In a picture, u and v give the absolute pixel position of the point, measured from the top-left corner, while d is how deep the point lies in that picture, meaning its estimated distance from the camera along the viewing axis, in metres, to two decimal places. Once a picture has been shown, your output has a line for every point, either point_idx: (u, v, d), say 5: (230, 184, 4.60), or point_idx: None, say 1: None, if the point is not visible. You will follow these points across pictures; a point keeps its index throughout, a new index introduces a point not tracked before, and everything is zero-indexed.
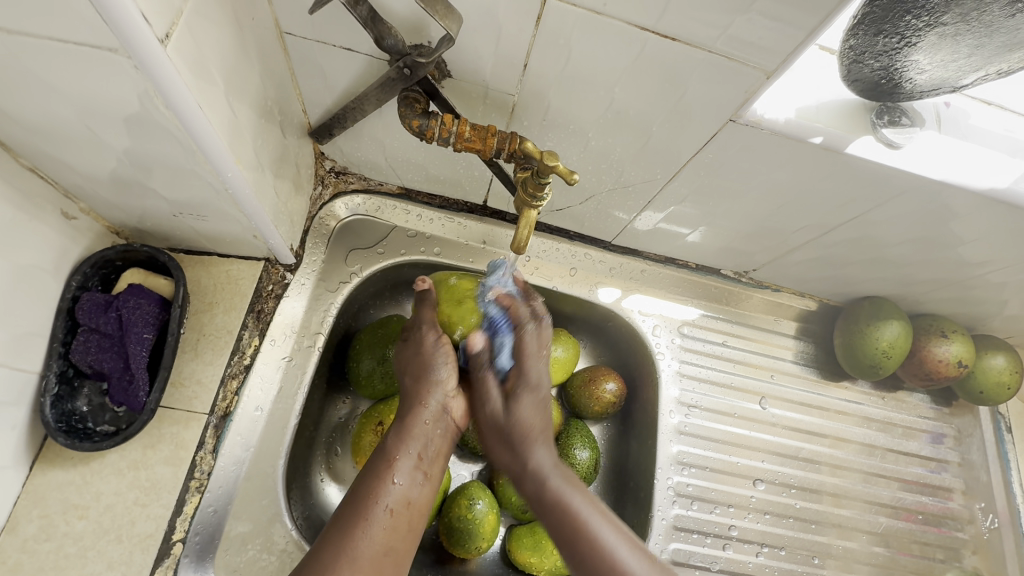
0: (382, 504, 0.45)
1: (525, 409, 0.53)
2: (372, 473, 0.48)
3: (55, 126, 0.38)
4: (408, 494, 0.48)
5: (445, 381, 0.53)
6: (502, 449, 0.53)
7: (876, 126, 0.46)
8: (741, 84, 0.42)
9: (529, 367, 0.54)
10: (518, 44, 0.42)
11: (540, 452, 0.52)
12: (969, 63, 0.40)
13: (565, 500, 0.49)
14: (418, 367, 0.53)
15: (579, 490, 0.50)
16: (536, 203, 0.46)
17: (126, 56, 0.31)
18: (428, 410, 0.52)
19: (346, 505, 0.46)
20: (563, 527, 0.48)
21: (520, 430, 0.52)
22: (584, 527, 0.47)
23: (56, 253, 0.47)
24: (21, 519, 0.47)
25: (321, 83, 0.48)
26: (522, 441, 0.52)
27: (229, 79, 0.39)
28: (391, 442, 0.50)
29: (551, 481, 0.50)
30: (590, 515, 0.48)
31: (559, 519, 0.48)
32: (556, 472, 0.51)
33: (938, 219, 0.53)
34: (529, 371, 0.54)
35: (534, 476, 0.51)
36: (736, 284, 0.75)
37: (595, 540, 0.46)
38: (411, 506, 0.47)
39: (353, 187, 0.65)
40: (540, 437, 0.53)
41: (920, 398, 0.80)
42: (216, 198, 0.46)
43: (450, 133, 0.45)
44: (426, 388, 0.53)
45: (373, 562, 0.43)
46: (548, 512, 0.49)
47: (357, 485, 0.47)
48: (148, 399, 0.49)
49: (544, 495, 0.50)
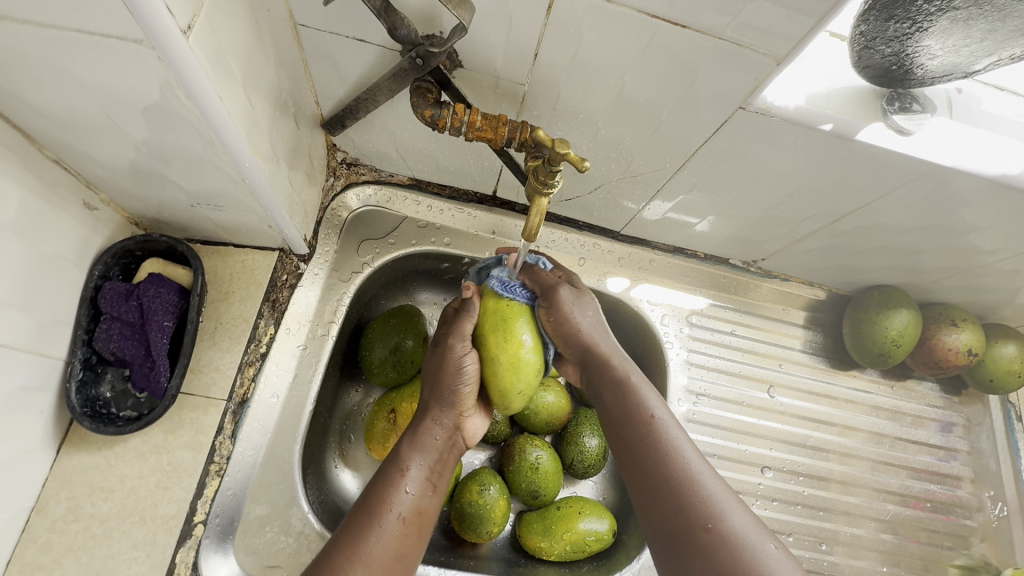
0: (395, 508, 0.45)
1: (594, 317, 0.54)
2: (383, 481, 0.47)
3: (79, 118, 0.39)
4: (419, 502, 0.47)
5: (460, 401, 0.53)
6: (570, 339, 0.54)
7: (886, 113, 0.46)
8: (751, 70, 0.42)
9: (586, 295, 0.56)
10: (528, 33, 0.42)
11: (611, 349, 0.53)
12: (982, 47, 0.40)
13: (636, 389, 0.49)
14: (439, 380, 0.53)
15: (657, 396, 0.49)
16: (547, 190, 0.46)
17: (150, 48, 0.31)
18: (440, 425, 0.52)
19: (357, 509, 0.45)
20: (630, 408, 0.47)
21: (589, 332, 0.53)
22: (648, 416, 0.46)
23: (79, 242, 0.49)
24: (49, 500, 0.49)
25: (334, 74, 0.49)
26: (590, 337, 0.53)
27: (247, 71, 0.40)
28: (403, 453, 0.50)
29: (628, 378, 0.50)
30: (662, 416, 0.46)
31: (625, 401, 0.48)
32: (635, 371, 0.51)
33: (948, 206, 0.53)
34: (586, 298, 0.56)
35: (610, 364, 0.52)
36: (744, 273, 0.75)
37: (659, 428, 0.45)
38: (422, 516, 0.47)
39: (364, 178, 0.65)
40: (612, 346, 0.53)
41: (929, 388, 0.80)
42: (232, 188, 0.47)
43: (462, 123, 0.46)
44: (444, 403, 0.53)
45: (385, 567, 0.42)
46: (617, 396, 0.49)
47: (370, 491, 0.47)
48: (169, 385, 0.51)
49: (615, 384, 0.50)
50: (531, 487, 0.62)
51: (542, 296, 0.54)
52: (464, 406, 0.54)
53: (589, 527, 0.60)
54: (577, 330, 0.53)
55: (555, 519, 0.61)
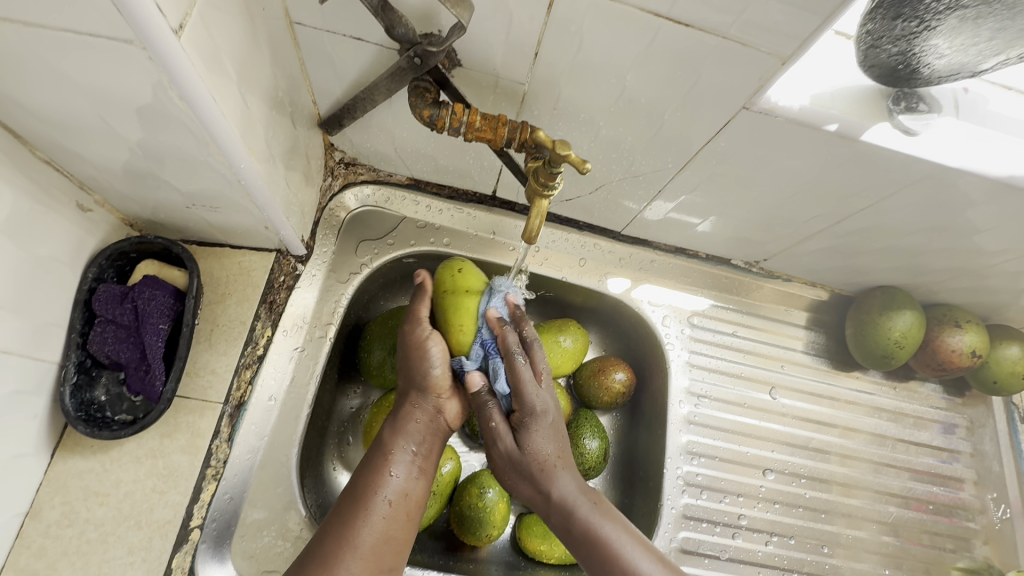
0: (380, 495, 0.46)
1: (546, 445, 0.49)
2: (369, 467, 0.48)
3: (70, 118, 0.38)
4: (406, 486, 0.47)
5: (435, 384, 0.52)
6: (523, 483, 0.49)
7: (892, 113, 0.45)
8: (755, 70, 0.41)
9: (535, 426, 0.49)
10: (529, 31, 0.42)
11: (567, 488, 0.48)
12: (991, 46, 0.39)
13: (598, 531, 0.46)
14: (410, 365, 0.53)
15: (611, 516, 0.47)
16: (547, 192, 0.45)
17: (141, 48, 0.31)
18: (419, 408, 0.51)
19: (344, 499, 0.46)
20: (598, 555, 0.45)
21: (540, 466, 0.48)
22: (618, 557, 0.45)
23: (72, 244, 0.48)
24: (44, 505, 0.48)
25: (331, 73, 0.48)
26: (542, 475, 0.48)
27: (241, 70, 0.39)
28: (385, 437, 0.50)
29: (580, 515, 0.47)
30: (624, 542, 0.45)
31: (592, 552, 0.45)
32: (584, 501, 0.47)
33: (953, 207, 0.53)
34: (536, 427, 0.49)
35: (562, 508, 0.47)
36: (746, 274, 0.74)
37: (633, 569, 0.44)
38: (411, 499, 0.47)
39: (362, 178, 0.65)
40: (567, 475, 0.48)
41: (932, 389, 0.79)
42: (228, 189, 0.46)
43: (461, 123, 0.45)
44: (416, 387, 0.52)
45: (374, 551, 0.44)
46: (580, 544, 0.46)
47: (357, 478, 0.47)
48: (164, 389, 0.50)
49: (571, 532, 0.47)
50: None
51: (491, 446, 0.51)
52: (439, 389, 0.52)
53: None
54: (528, 476, 0.49)
55: None
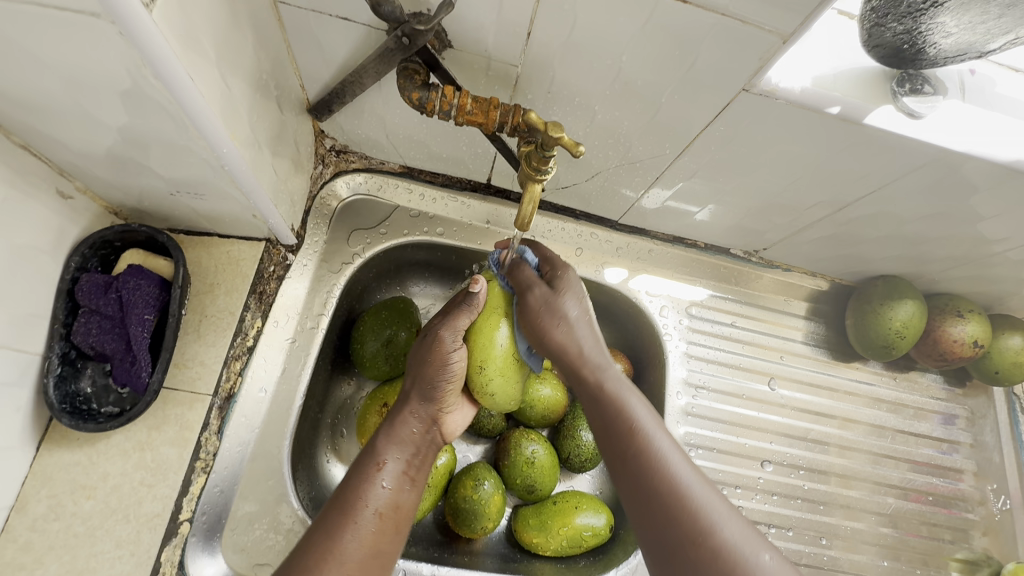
0: (370, 504, 0.44)
1: (575, 303, 0.48)
2: (360, 474, 0.47)
3: (44, 100, 0.37)
4: (397, 497, 0.47)
5: (439, 395, 0.52)
6: (549, 335, 0.48)
7: (896, 95, 0.44)
8: (755, 49, 0.40)
9: (568, 280, 0.50)
10: (520, 10, 0.40)
11: (587, 340, 0.48)
12: (999, 24, 0.38)
13: (620, 395, 0.45)
14: (419, 372, 0.51)
15: (636, 394, 0.46)
16: (540, 177, 0.44)
17: (109, 23, 0.29)
18: (417, 417, 0.51)
19: (331, 507, 0.44)
20: (615, 420, 0.44)
21: (564, 317, 0.48)
22: (634, 425, 0.43)
23: (54, 232, 0.47)
24: (29, 499, 0.47)
25: (319, 56, 0.47)
26: (562, 325, 0.48)
27: (221, 50, 0.38)
28: (379, 445, 0.49)
29: (608, 380, 0.46)
30: (646, 419, 0.43)
31: (612, 416, 0.44)
32: (609, 364, 0.47)
33: (957, 194, 0.52)
34: (565, 279, 0.50)
35: (591, 368, 0.47)
36: (746, 263, 0.73)
37: (648, 440, 0.42)
38: (401, 509, 0.46)
39: (354, 166, 0.63)
40: (594, 336, 0.48)
41: (933, 379, 0.78)
42: (212, 175, 0.44)
43: (451, 106, 0.44)
44: (420, 397, 0.51)
45: (362, 565, 0.42)
46: (601, 405, 0.45)
47: (345, 485, 0.46)
48: (151, 380, 0.49)
49: (599, 394, 0.46)
50: (527, 481, 0.61)
51: (523, 296, 0.49)
52: (443, 400, 0.52)
53: (586, 522, 0.59)
54: (552, 317, 0.48)
55: (552, 514, 0.59)
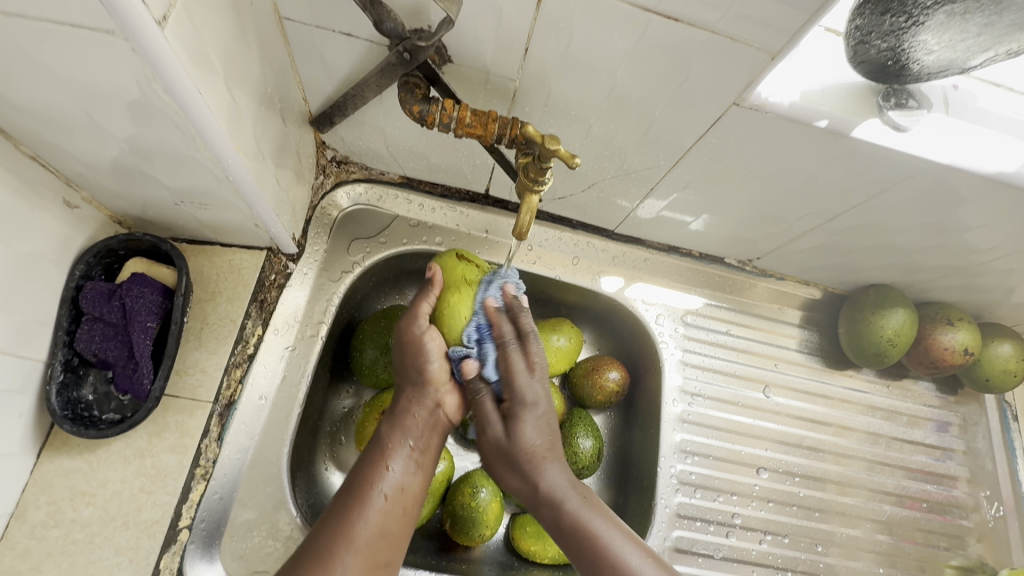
0: (378, 489, 0.45)
1: (538, 435, 0.49)
2: (367, 463, 0.47)
3: (55, 113, 0.38)
4: (403, 480, 0.47)
5: (434, 379, 0.52)
6: (512, 475, 0.49)
7: (882, 109, 0.46)
8: (745, 65, 0.41)
9: (523, 413, 0.50)
10: (519, 27, 0.42)
11: (554, 480, 0.48)
12: (979, 42, 0.39)
13: (587, 524, 0.45)
14: (405, 362, 0.52)
15: (601, 514, 0.47)
16: (538, 187, 0.45)
17: (123, 39, 0.30)
18: (418, 405, 0.51)
19: (340, 495, 0.46)
20: (584, 551, 0.45)
21: (528, 455, 0.48)
22: (607, 556, 0.44)
23: (59, 241, 0.47)
24: (29, 506, 0.48)
25: (321, 70, 0.48)
26: (530, 465, 0.48)
27: (229, 65, 0.39)
28: (383, 432, 0.49)
29: (569, 511, 0.46)
30: (614, 541, 0.45)
31: (580, 545, 0.45)
32: (573, 495, 0.47)
33: (944, 205, 0.53)
34: (525, 414, 0.49)
35: (549, 505, 0.47)
36: (739, 272, 0.74)
37: (623, 565, 0.43)
38: (408, 492, 0.47)
39: (354, 176, 0.65)
40: (557, 467, 0.49)
41: (925, 387, 0.79)
42: (217, 186, 0.46)
43: (450, 119, 0.45)
44: (412, 380, 0.52)
45: (371, 547, 0.43)
46: (567, 538, 0.46)
47: (353, 474, 0.47)
48: (152, 387, 0.49)
49: (562, 526, 0.46)
50: None
51: (484, 434, 0.51)
52: (438, 383, 0.52)
53: None
54: (515, 462, 0.49)
55: None
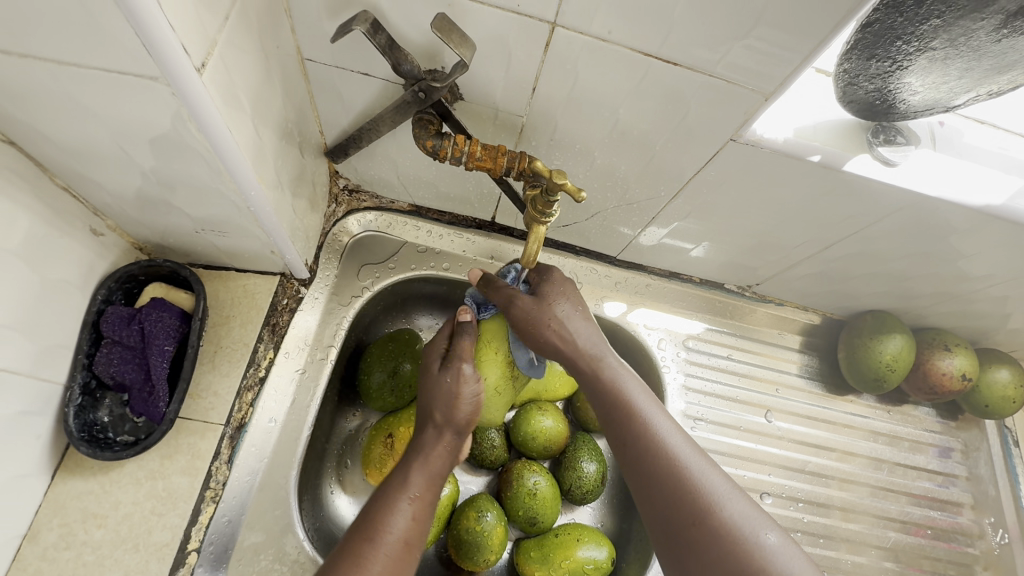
0: (394, 530, 0.43)
1: (579, 332, 0.49)
2: (383, 501, 0.45)
3: (91, 148, 0.40)
4: (419, 529, 0.44)
5: (464, 422, 0.51)
6: (542, 336, 0.49)
7: (871, 145, 0.48)
8: (740, 105, 0.44)
9: (555, 285, 0.51)
10: (527, 68, 0.44)
11: (588, 335, 0.49)
12: (961, 84, 0.42)
13: (618, 386, 0.46)
14: (437, 400, 0.51)
15: (631, 377, 0.48)
16: (545, 219, 0.47)
17: (165, 85, 0.33)
18: (445, 445, 0.50)
19: (351, 534, 0.43)
20: (614, 404, 0.45)
21: (553, 326, 0.49)
22: (636, 413, 0.44)
23: (83, 267, 0.49)
24: (41, 527, 0.48)
25: (339, 105, 0.51)
26: (558, 336, 0.49)
27: (255, 104, 0.41)
28: (407, 473, 0.47)
29: (605, 367, 0.48)
30: (645, 402, 0.45)
31: (610, 401, 0.46)
32: (608, 353, 0.49)
33: (936, 234, 0.55)
34: (558, 306, 0.50)
35: (587, 359, 0.48)
36: (739, 298, 0.76)
37: (648, 425, 0.43)
38: (421, 539, 0.44)
39: (365, 204, 0.67)
40: (587, 327, 0.50)
41: (925, 412, 0.80)
42: (237, 215, 0.48)
43: (462, 153, 0.47)
44: (445, 425, 0.51)
45: None
46: (599, 395, 0.47)
47: (368, 511, 0.44)
48: (167, 410, 0.51)
49: (596, 383, 0.47)
50: (528, 513, 0.61)
51: (508, 308, 0.50)
52: (465, 427, 0.52)
53: (588, 554, 0.59)
54: (540, 323, 0.49)
55: (553, 547, 0.60)
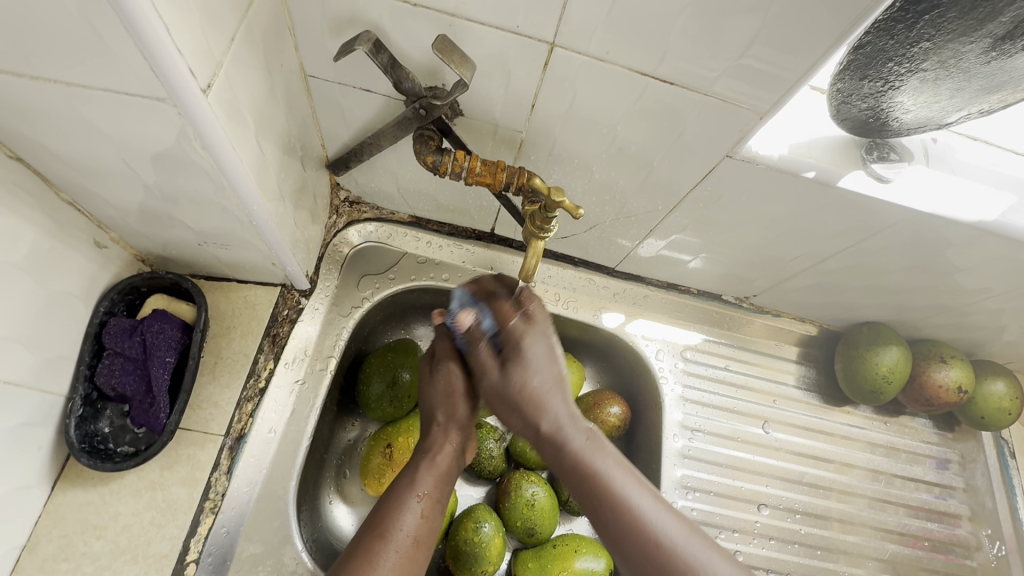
0: (402, 526, 0.46)
1: (539, 374, 0.46)
2: (390, 501, 0.48)
3: (96, 164, 0.41)
4: (425, 527, 0.47)
5: (461, 419, 0.54)
6: (513, 416, 0.48)
7: (865, 161, 0.49)
8: (735, 123, 0.45)
9: (524, 355, 0.47)
10: (527, 86, 0.45)
11: (560, 411, 0.46)
12: (952, 103, 0.42)
13: (590, 463, 0.44)
14: (433, 403, 0.54)
15: (602, 451, 0.45)
16: (543, 234, 0.48)
17: (171, 105, 0.34)
18: (448, 445, 0.52)
19: (361, 533, 0.46)
20: (589, 488, 0.43)
21: (529, 396, 0.46)
22: (613, 495, 0.42)
23: (87, 279, 0.50)
24: (41, 538, 0.49)
25: (341, 120, 0.52)
26: (533, 405, 0.46)
27: (259, 121, 0.42)
28: (416, 475, 0.50)
29: (575, 447, 0.45)
30: (620, 480, 0.43)
31: (585, 483, 0.44)
32: (576, 431, 0.45)
33: (930, 248, 0.55)
34: (527, 356, 0.47)
35: (555, 439, 0.46)
36: (737, 309, 0.76)
37: (627, 505, 0.42)
38: (432, 534, 0.47)
39: (366, 216, 0.67)
40: (558, 401, 0.46)
41: (923, 423, 0.80)
42: (240, 228, 0.48)
43: (462, 169, 0.48)
44: (448, 423, 0.53)
45: None
46: (572, 477, 0.45)
47: (377, 509, 0.47)
48: (168, 421, 0.51)
49: (567, 462, 0.45)
50: (527, 523, 0.61)
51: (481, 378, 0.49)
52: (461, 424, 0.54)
53: (586, 565, 0.59)
54: (512, 403, 0.47)
55: (552, 558, 0.60)
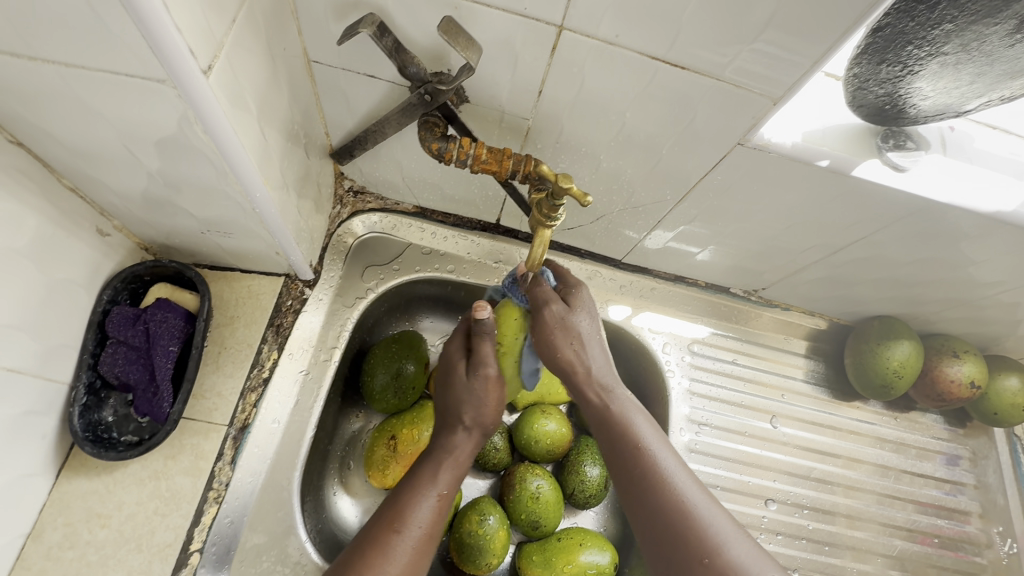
0: (418, 522, 0.46)
1: (579, 345, 0.50)
2: (408, 492, 0.48)
3: (97, 149, 0.40)
4: (433, 524, 0.47)
5: (482, 421, 0.53)
6: (556, 375, 0.52)
7: (881, 150, 0.47)
8: (748, 109, 0.44)
9: (570, 327, 0.50)
10: (534, 71, 0.44)
11: (599, 364, 0.51)
12: (972, 89, 0.41)
13: (625, 418, 0.49)
14: (456, 401, 0.52)
15: (640, 414, 0.50)
16: (551, 223, 0.47)
17: (172, 87, 0.33)
18: (463, 444, 0.52)
19: (381, 513, 0.47)
20: (623, 442, 0.48)
21: (576, 372, 0.50)
22: (643, 449, 0.47)
23: (89, 267, 0.50)
24: (46, 526, 0.49)
25: (345, 107, 0.51)
26: (571, 365, 0.50)
27: (262, 106, 0.41)
28: (437, 471, 0.50)
29: (614, 404, 0.50)
30: (652, 438, 0.48)
31: (617, 438, 0.48)
32: (617, 389, 0.51)
33: (945, 240, 0.54)
34: (563, 335, 0.49)
35: (597, 390, 0.50)
36: (745, 302, 0.75)
37: (656, 463, 0.46)
38: (437, 533, 0.48)
39: (370, 206, 0.67)
40: (601, 354, 0.51)
41: (933, 419, 0.79)
42: (243, 216, 0.48)
43: (467, 156, 0.47)
44: (473, 426, 0.52)
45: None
46: (606, 432, 0.49)
47: (395, 498, 0.48)
48: (171, 410, 0.51)
49: (603, 419, 0.50)
50: (532, 517, 0.61)
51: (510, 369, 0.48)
52: (480, 426, 0.53)
53: (591, 559, 0.58)
54: (555, 361, 0.51)
55: (556, 551, 0.59)
